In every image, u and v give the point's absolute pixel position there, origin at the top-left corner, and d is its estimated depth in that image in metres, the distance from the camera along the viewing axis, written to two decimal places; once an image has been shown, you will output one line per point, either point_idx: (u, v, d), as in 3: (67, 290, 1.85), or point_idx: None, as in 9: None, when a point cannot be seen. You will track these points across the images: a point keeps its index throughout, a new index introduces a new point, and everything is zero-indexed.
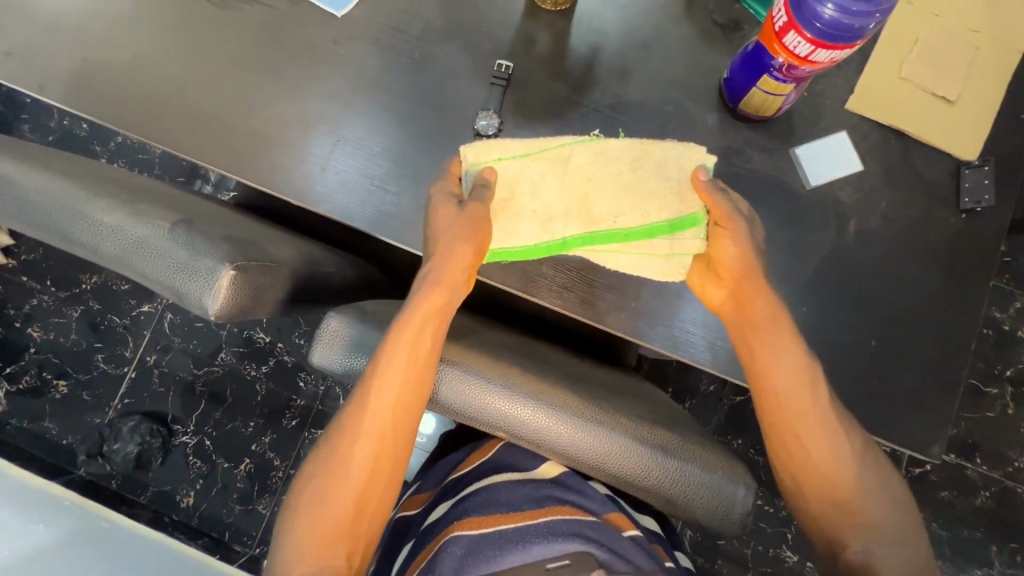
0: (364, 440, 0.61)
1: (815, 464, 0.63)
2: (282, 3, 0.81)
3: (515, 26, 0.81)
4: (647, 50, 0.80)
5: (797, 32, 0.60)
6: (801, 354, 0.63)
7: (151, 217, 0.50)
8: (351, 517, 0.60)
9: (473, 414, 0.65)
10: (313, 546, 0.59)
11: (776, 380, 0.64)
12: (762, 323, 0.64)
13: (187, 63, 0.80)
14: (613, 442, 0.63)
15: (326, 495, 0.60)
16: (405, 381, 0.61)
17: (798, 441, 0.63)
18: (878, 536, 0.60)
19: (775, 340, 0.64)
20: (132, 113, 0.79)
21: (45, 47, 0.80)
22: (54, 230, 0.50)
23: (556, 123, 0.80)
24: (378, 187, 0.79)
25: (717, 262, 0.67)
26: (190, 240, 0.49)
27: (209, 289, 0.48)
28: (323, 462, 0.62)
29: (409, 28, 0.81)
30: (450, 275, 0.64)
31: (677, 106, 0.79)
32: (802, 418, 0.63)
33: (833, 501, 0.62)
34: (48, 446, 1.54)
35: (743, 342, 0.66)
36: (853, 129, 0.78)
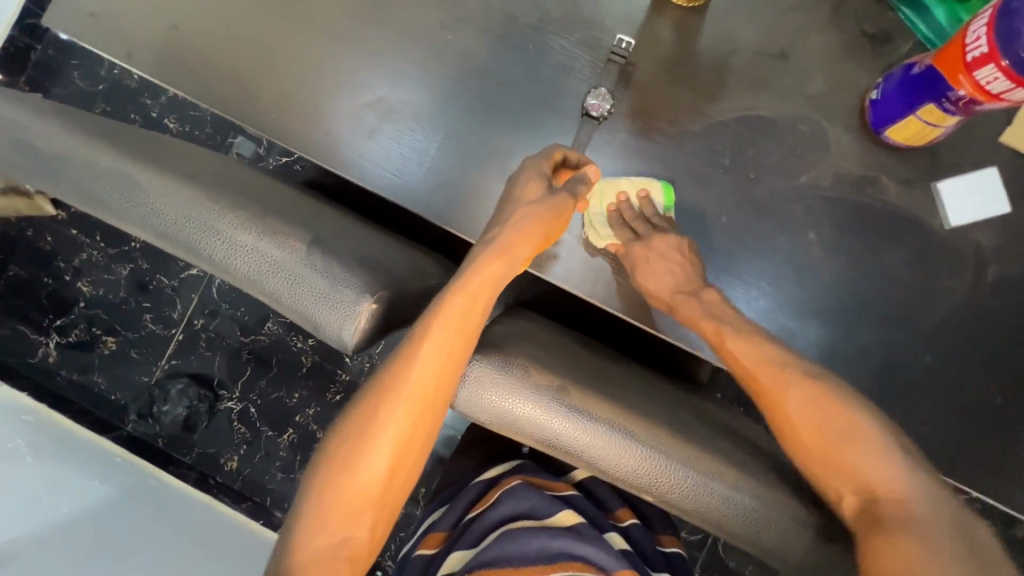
0: (401, 409, 0.48)
1: (798, 428, 0.51)
2: None
3: (640, 21, 0.74)
4: (784, 60, 0.73)
5: (996, 65, 0.53)
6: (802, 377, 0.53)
7: (286, 235, 0.46)
8: (382, 492, 0.48)
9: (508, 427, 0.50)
10: (331, 520, 0.47)
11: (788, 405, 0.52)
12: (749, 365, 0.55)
13: (282, 38, 0.74)
14: (689, 489, 0.48)
15: (349, 467, 0.47)
16: (446, 343, 0.49)
17: (789, 417, 0.52)
18: (871, 480, 0.48)
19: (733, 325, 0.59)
20: (223, 88, 0.74)
21: (134, 9, 0.74)
22: (183, 244, 0.46)
23: (676, 133, 0.73)
24: (480, 189, 0.73)
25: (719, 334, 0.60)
26: (328, 264, 0.46)
27: (350, 323, 0.45)
28: (353, 424, 0.48)
29: (525, 14, 0.74)
30: (513, 246, 0.55)
31: (811, 126, 0.73)
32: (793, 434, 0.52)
33: (840, 461, 0.49)
34: (97, 400, 1.56)
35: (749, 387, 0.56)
36: (1005, 164, 0.71)
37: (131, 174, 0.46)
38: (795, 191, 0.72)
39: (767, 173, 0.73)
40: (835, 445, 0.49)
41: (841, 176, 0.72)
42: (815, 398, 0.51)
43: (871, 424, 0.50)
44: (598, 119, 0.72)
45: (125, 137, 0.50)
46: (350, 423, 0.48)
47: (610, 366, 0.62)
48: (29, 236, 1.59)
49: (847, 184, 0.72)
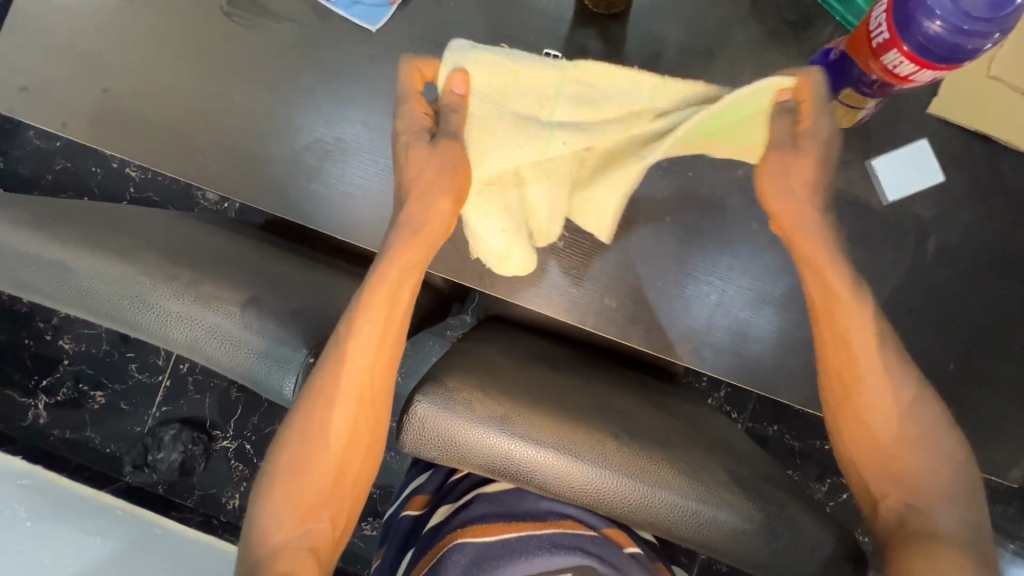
0: (342, 403, 0.50)
1: (876, 426, 0.58)
2: (310, 19, 0.75)
3: (564, 33, 0.74)
4: (710, 56, 0.74)
5: (899, 51, 0.54)
6: (905, 377, 0.58)
7: (222, 302, 0.49)
8: (336, 481, 0.50)
9: (460, 455, 0.50)
10: (294, 517, 0.48)
11: (872, 392, 0.58)
12: (862, 351, 0.58)
13: (214, 90, 0.75)
14: (635, 496, 0.49)
15: (303, 460, 0.49)
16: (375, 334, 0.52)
17: (868, 411, 0.58)
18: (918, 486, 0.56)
19: (820, 288, 0.60)
20: (161, 146, 0.74)
21: (63, 78, 0.74)
22: (120, 319, 0.48)
23: None
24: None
25: (818, 307, 0.60)
26: (267, 325, 0.49)
27: (291, 377, 0.48)
28: (297, 423, 0.50)
29: (450, 40, 0.75)
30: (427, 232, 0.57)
31: None
32: (881, 435, 0.58)
33: (898, 474, 0.57)
34: (92, 454, 1.57)
35: (847, 378, 0.59)
36: (935, 135, 0.73)
37: (63, 258, 0.48)
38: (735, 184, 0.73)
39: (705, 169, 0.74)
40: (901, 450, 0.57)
41: None
42: (913, 412, 0.58)
43: (922, 434, 0.57)
44: None
45: (54, 218, 0.51)
46: (295, 422, 0.50)
47: (565, 376, 0.64)
48: None
49: None
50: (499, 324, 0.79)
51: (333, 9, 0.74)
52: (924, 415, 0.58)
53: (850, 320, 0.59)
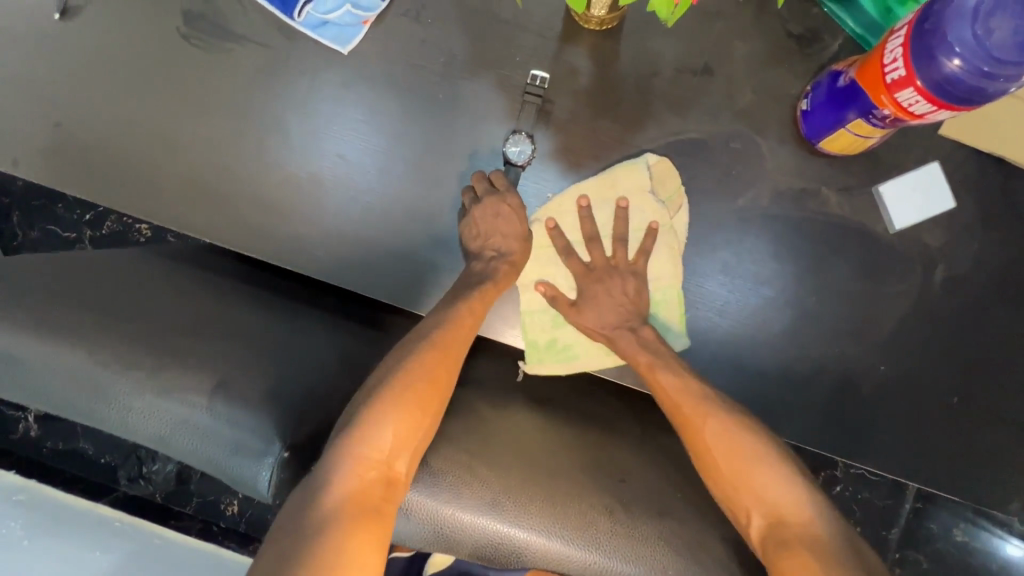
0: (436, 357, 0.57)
1: (752, 490, 0.57)
2: (277, 40, 0.69)
3: (553, 51, 0.69)
4: (709, 75, 0.69)
5: (916, 90, 0.50)
6: (761, 443, 0.59)
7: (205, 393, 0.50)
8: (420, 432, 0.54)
9: (443, 539, 0.53)
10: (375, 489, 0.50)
11: (720, 462, 0.59)
12: (694, 416, 0.60)
13: (175, 121, 0.69)
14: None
15: (394, 403, 0.53)
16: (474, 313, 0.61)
17: (740, 477, 0.58)
18: (788, 524, 0.55)
19: (673, 390, 0.62)
20: (124, 185, 0.69)
21: (8, 113, 0.68)
22: (84, 412, 0.50)
23: (605, 169, 0.69)
24: (407, 259, 0.69)
25: (676, 411, 0.61)
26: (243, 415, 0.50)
27: (264, 478, 0.49)
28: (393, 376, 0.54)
29: (430, 61, 0.69)
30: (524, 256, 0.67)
31: (744, 142, 0.69)
32: (776, 509, 0.56)
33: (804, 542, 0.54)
34: (87, 465, 1.55)
35: (700, 456, 0.60)
36: (946, 158, 0.68)
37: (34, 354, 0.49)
38: (734, 214, 0.69)
39: (703, 198, 0.70)
40: (763, 497, 0.56)
41: (780, 192, 0.69)
42: (786, 477, 0.57)
43: (790, 480, 0.57)
44: (523, 167, 0.68)
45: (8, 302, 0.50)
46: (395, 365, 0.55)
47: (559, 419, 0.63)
48: None
49: (785, 199, 0.69)
50: (491, 350, 0.74)
51: (300, 29, 0.68)
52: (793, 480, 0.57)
53: (699, 416, 0.60)
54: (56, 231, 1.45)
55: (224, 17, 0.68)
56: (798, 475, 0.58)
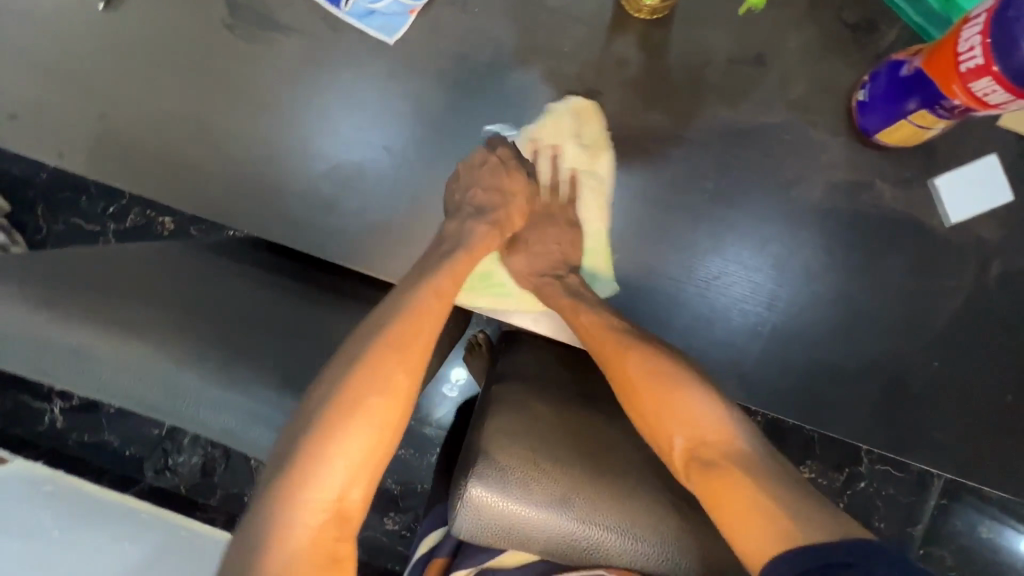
0: (366, 413, 0.56)
1: (699, 425, 0.60)
2: (323, 30, 0.68)
3: (602, 40, 0.68)
4: (761, 65, 0.67)
5: (994, 79, 0.51)
6: (695, 386, 0.61)
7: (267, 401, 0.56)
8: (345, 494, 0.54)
9: (510, 531, 0.56)
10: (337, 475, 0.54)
11: (677, 404, 0.61)
12: (608, 345, 0.63)
13: (219, 113, 0.69)
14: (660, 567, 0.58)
15: (322, 467, 0.53)
16: (395, 363, 0.60)
17: (677, 412, 0.61)
18: (710, 444, 0.59)
19: (593, 328, 0.64)
20: (168, 177, 0.69)
21: (56, 107, 0.68)
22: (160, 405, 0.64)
23: (654, 161, 0.68)
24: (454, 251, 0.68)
25: (590, 335, 0.64)
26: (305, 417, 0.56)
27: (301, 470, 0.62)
28: (315, 438, 0.54)
29: (477, 51, 0.68)
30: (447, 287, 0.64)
31: (796, 133, 0.68)
32: (697, 441, 0.60)
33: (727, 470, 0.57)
34: (113, 457, 1.57)
35: (621, 386, 0.64)
36: (1004, 150, 0.67)
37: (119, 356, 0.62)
38: (785, 208, 0.68)
39: (753, 190, 0.68)
40: (676, 420, 0.60)
41: (832, 185, 0.68)
42: (714, 417, 0.60)
43: (713, 410, 0.60)
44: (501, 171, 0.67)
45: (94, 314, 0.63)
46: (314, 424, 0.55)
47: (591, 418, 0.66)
48: None
49: (838, 192, 0.68)
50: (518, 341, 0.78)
51: (348, 20, 0.67)
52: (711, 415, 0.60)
53: (631, 362, 0.62)
54: (81, 223, 1.45)
55: (269, 7, 0.68)
56: (724, 407, 0.60)
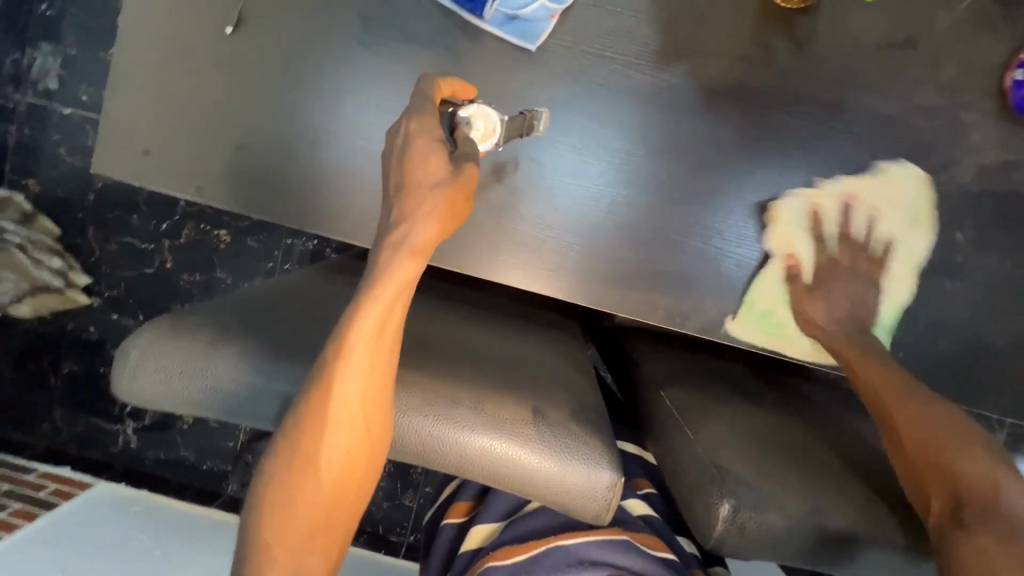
0: (331, 433, 0.48)
1: (924, 437, 0.56)
2: (460, 40, 0.66)
3: (748, 32, 0.66)
4: (910, 48, 0.66)
5: None
6: (932, 402, 0.59)
7: (489, 428, 0.51)
8: (338, 505, 0.49)
9: (767, 550, 0.53)
10: (323, 479, 0.48)
11: (892, 408, 0.59)
12: (877, 380, 0.62)
13: (355, 134, 0.67)
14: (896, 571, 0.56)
15: (289, 495, 0.48)
16: (367, 353, 0.48)
17: (915, 427, 0.57)
18: (970, 493, 0.51)
19: (871, 370, 0.63)
20: (308, 204, 0.67)
21: (189, 135, 0.66)
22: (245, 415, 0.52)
23: (802, 153, 0.68)
24: (617, 269, 0.69)
25: (854, 372, 0.64)
26: (544, 446, 0.51)
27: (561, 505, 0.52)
28: (278, 462, 0.48)
29: (619, 53, 0.66)
30: (429, 237, 0.50)
31: (946, 117, 0.67)
32: (925, 459, 0.55)
33: (960, 480, 0.52)
34: (193, 472, 1.47)
35: (867, 396, 0.62)
36: None
37: (207, 367, 0.52)
38: (935, 192, 0.68)
39: (903, 177, 0.68)
40: (904, 410, 0.58)
41: (982, 168, 0.68)
42: (966, 438, 0.55)
43: (937, 411, 0.58)
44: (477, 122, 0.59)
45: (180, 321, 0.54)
46: (283, 444, 0.48)
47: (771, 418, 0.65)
48: (70, 329, 1.43)
49: (988, 175, 0.68)
50: (657, 349, 0.81)
51: (488, 28, 0.65)
52: (931, 403, 0.59)
53: (900, 406, 0.59)
54: (136, 242, 1.39)
55: (402, 19, 0.65)
56: (937, 400, 0.59)
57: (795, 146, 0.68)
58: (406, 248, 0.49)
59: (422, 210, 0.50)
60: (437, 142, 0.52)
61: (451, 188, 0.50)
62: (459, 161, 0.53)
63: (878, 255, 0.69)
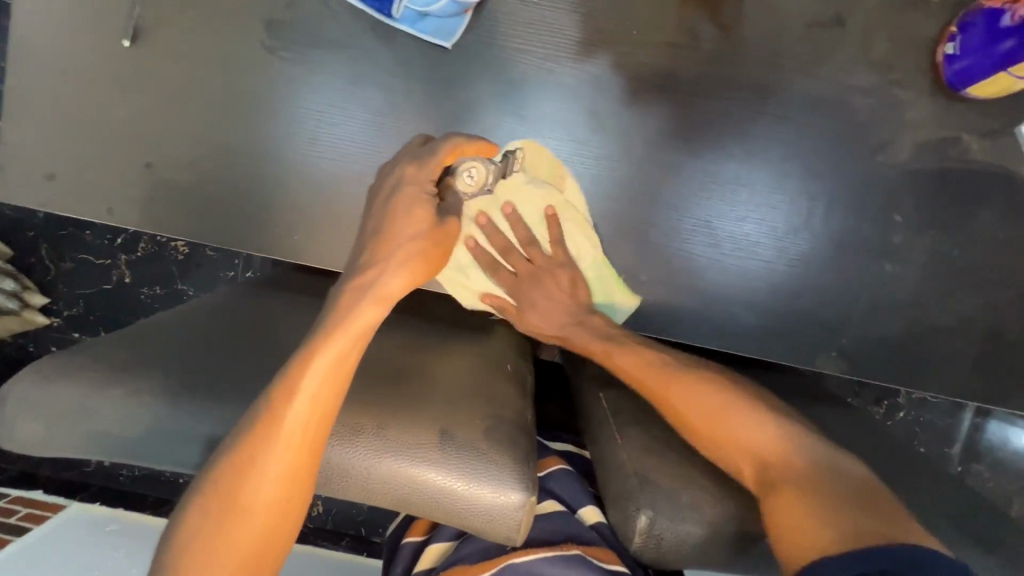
0: (264, 479, 0.47)
1: (715, 424, 0.62)
2: (373, 41, 0.63)
3: (673, 18, 0.64)
4: (840, 25, 0.64)
5: None
6: (743, 408, 0.62)
7: (388, 452, 0.54)
8: (261, 561, 0.47)
9: (681, 549, 0.61)
10: (256, 519, 0.47)
11: (722, 428, 0.62)
12: (671, 390, 0.64)
13: (271, 145, 0.64)
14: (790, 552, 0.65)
15: (209, 545, 0.46)
16: (315, 398, 0.48)
17: (724, 433, 0.61)
18: (769, 464, 0.58)
19: (687, 391, 0.64)
20: (228, 222, 0.65)
21: (96, 157, 0.63)
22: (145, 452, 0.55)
23: (736, 141, 0.66)
24: None
25: (676, 413, 0.64)
26: (449, 468, 0.54)
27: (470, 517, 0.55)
28: (203, 508, 0.47)
29: (541, 47, 0.64)
30: (391, 288, 0.50)
31: (880, 96, 0.65)
32: (776, 459, 0.58)
33: (788, 470, 0.57)
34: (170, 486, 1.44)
35: (658, 396, 0.65)
36: None
37: (101, 408, 0.55)
38: (873, 173, 0.66)
39: (840, 160, 0.66)
40: (719, 426, 0.62)
41: (920, 145, 0.66)
42: (785, 440, 0.59)
43: (755, 424, 0.61)
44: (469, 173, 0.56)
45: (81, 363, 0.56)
46: (212, 489, 0.47)
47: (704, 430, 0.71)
48: (31, 352, 1.40)
49: (926, 152, 0.66)
50: None
51: (399, 27, 0.62)
52: (750, 418, 0.61)
53: (741, 430, 0.61)
54: (91, 258, 1.36)
55: (310, 22, 0.62)
56: (774, 416, 0.61)
57: (730, 133, 0.66)
58: (371, 294, 0.50)
59: (388, 256, 0.51)
60: (427, 195, 0.52)
61: (429, 240, 0.51)
62: (442, 215, 0.53)
63: (815, 244, 0.68)
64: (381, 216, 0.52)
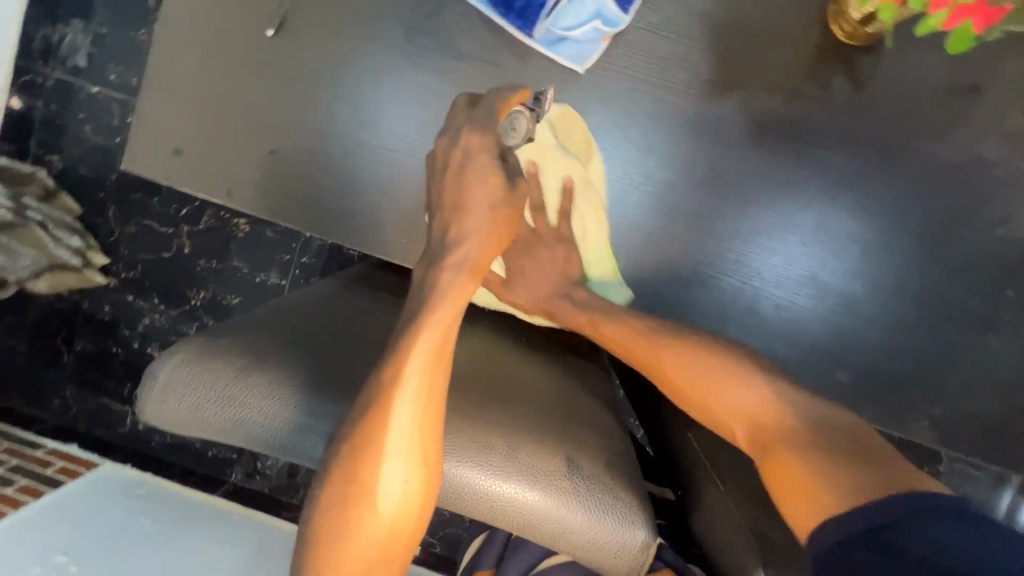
0: (383, 461, 0.47)
1: (792, 430, 0.55)
2: (507, 58, 0.63)
3: (808, 67, 0.63)
4: (976, 94, 0.63)
5: None
6: (804, 399, 0.57)
7: (525, 480, 0.52)
8: (393, 542, 0.48)
9: None
10: (386, 504, 0.47)
11: (753, 404, 0.57)
12: (759, 410, 0.57)
13: (392, 148, 0.65)
14: None
15: (342, 529, 0.46)
16: (421, 375, 0.48)
17: (780, 423, 0.56)
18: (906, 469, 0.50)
19: (763, 411, 0.57)
20: (339, 216, 0.66)
21: (225, 139, 0.65)
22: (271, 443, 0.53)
23: (853, 196, 0.65)
24: (649, 304, 0.67)
25: (744, 417, 0.57)
26: (582, 493, 0.53)
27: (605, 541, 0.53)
28: (329, 496, 0.47)
29: (672, 82, 0.64)
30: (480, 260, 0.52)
31: (1008, 169, 0.64)
32: (791, 441, 0.54)
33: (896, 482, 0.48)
34: (196, 458, 1.43)
35: (752, 440, 0.56)
36: None
37: (237, 394, 0.53)
38: (990, 246, 0.65)
39: (959, 228, 0.65)
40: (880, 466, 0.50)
41: None
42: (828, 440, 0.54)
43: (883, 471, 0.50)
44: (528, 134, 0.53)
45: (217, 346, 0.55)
46: (333, 478, 0.47)
47: None
48: (84, 309, 1.40)
49: None
50: None
51: (535, 47, 0.63)
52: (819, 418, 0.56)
53: (749, 393, 0.58)
54: (155, 224, 1.36)
55: (449, 32, 0.63)
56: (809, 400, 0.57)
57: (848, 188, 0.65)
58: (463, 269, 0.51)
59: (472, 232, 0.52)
60: (495, 161, 0.52)
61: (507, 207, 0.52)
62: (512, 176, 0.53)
63: (918, 309, 0.66)
64: (442, 182, 0.55)
